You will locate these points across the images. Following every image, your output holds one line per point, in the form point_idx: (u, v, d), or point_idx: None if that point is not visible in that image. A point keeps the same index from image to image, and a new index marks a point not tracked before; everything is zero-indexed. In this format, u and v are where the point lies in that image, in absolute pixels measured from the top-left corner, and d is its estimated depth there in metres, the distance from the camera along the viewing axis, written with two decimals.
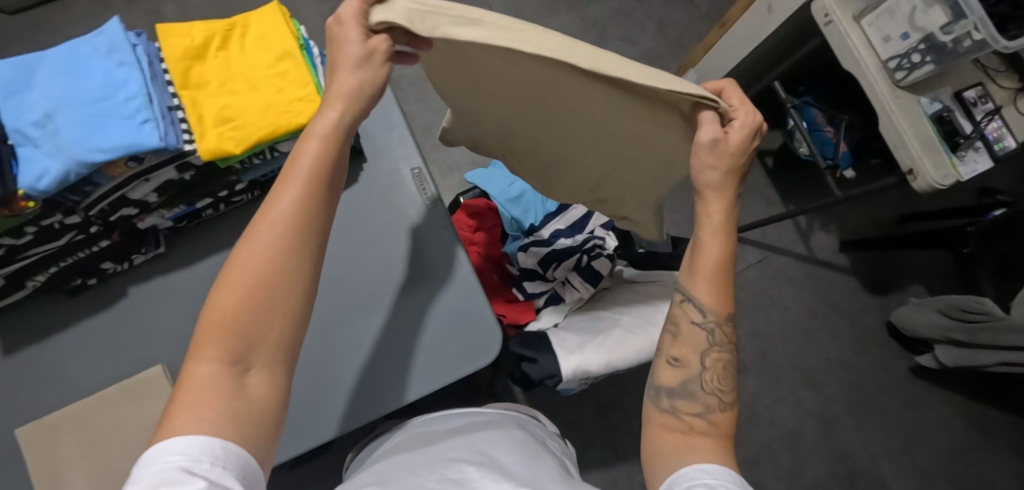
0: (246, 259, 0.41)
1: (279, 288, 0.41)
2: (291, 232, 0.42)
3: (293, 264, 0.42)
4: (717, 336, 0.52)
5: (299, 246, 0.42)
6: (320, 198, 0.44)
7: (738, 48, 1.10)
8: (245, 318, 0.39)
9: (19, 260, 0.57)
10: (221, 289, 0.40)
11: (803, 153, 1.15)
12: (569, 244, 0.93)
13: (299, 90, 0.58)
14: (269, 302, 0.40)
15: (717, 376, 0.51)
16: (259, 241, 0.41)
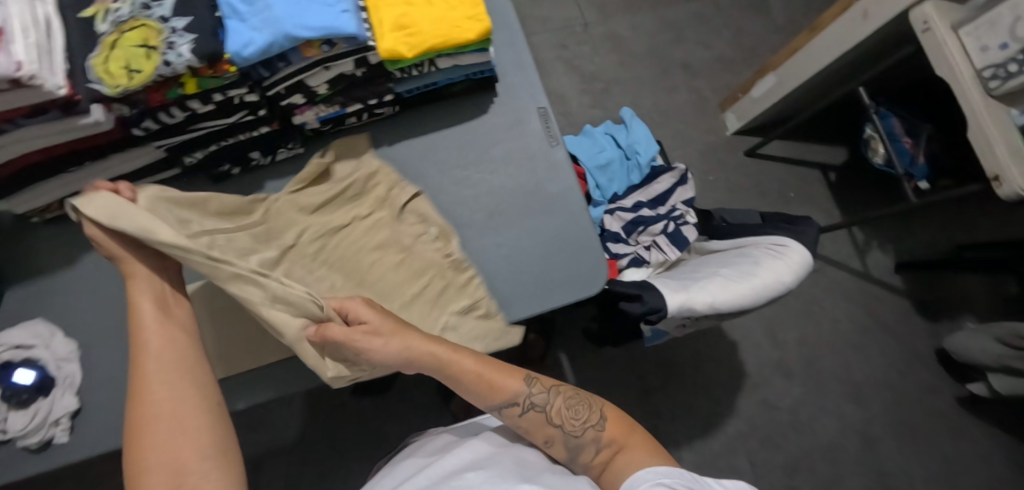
0: (143, 414, 0.43)
1: (175, 422, 0.43)
2: (160, 371, 0.45)
3: (180, 384, 0.45)
4: (540, 394, 0.57)
5: (176, 373, 0.46)
6: (170, 334, 0.48)
7: (825, 52, 1.14)
8: (157, 455, 0.42)
9: (188, 133, 0.61)
10: (136, 454, 0.42)
11: (879, 161, 1.18)
12: (652, 214, 0.98)
13: (469, 9, 0.62)
14: (174, 422, 0.43)
15: (563, 410, 0.57)
16: (143, 391, 0.44)
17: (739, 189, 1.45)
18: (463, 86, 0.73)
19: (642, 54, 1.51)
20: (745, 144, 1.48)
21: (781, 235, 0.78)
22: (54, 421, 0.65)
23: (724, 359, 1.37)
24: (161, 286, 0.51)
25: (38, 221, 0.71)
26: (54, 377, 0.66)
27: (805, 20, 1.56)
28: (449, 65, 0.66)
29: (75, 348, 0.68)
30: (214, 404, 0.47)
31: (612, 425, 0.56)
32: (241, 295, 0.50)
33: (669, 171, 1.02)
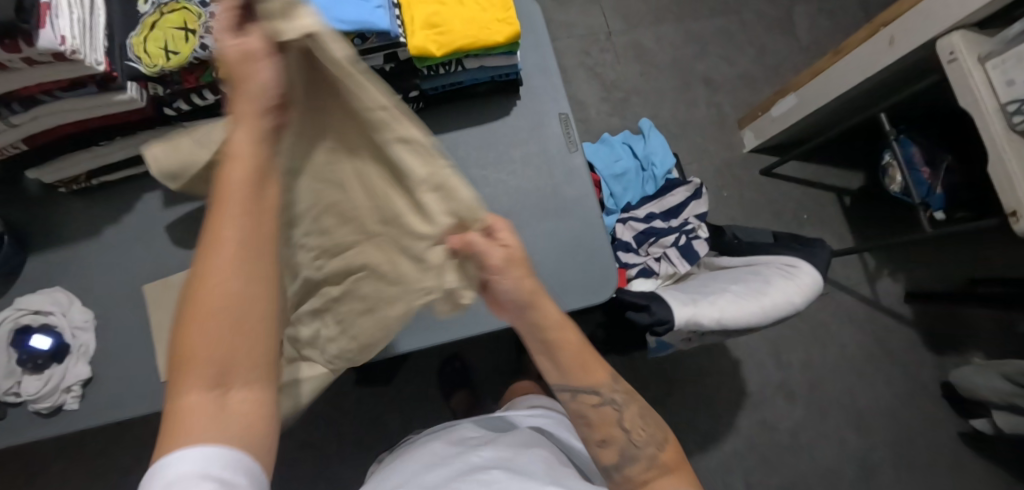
0: (196, 285, 0.32)
1: (232, 311, 0.32)
2: (235, 240, 0.33)
3: (255, 260, 0.33)
4: (622, 404, 0.54)
5: (249, 241, 0.34)
6: (257, 179, 0.35)
7: (848, 77, 1.14)
8: (206, 348, 0.31)
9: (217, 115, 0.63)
10: (182, 328, 0.32)
11: (896, 189, 1.17)
12: (664, 226, 0.97)
13: (500, 12, 0.63)
14: (240, 308, 0.32)
15: (636, 417, 0.55)
16: (210, 257, 0.32)
17: (753, 207, 1.45)
18: (487, 87, 0.74)
19: (664, 66, 1.51)
20: (761, 162, 1.48)
21: (794, 256, 0.78)
22: (66, 388, 0.66)
23: (727, 376, 1.37)
24: (270, 101, 0.38)
25: (64, 192, 0.72)
26: (69, 345, 0.68)
27: (831, 42, 1.55)
28: (476, 66, 0.67)
29: (91, 318, 0.70)
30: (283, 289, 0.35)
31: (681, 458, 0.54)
32: (409, 162, 0.43)
33: (683, 184, 1.02)
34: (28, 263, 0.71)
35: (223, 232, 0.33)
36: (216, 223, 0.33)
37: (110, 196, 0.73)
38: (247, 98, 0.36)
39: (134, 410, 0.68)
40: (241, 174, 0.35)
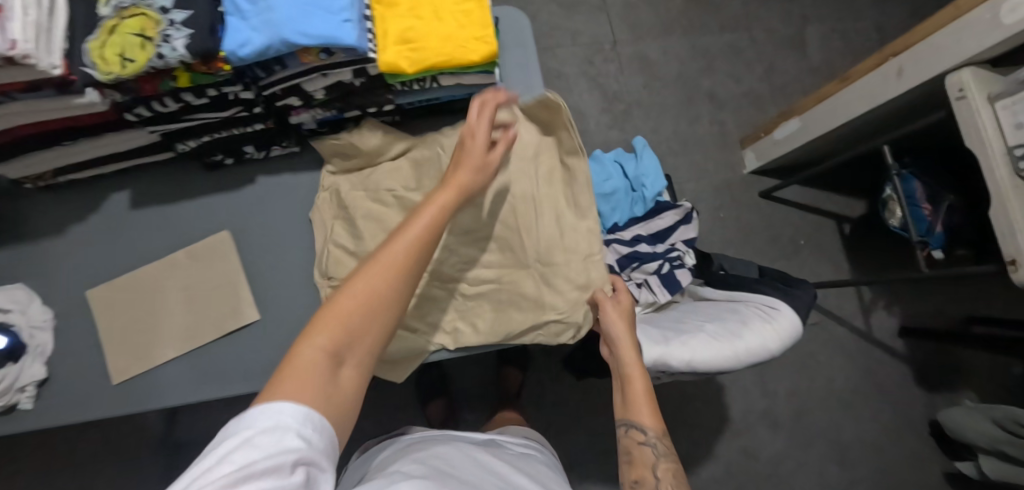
0: (367, 279, 0.41)
1: (382, 311, 0.41)
2: (408, 261, 0.44)
3: (404, 278, 0.43)
4: (657, 447, 0.58)
5: (414, 272, 0.44)
6: (439, 235, 0.48)
7: (854, 105, 1.10)
8: (354, 322, 0.40)
9: (182, 122, 0.61)
10: (341, 296, 0.40)
11: (895, 223, 1.13)
12: (648, 250, 0.94)
13: (478, 30, 0.60)
14: (382, 309, 0.41)
15: (671, 478, 0.57)
16: (387, 266, 0.42)
17: (750, 230, 1.41)
18: (465, 104, 0.72)
19: (668, 79, 1.47)
20: (762, 184, 1.44)
21: (773, 296, 0.76)
22: (20, 388, 0.65)
23: (710, 400, 1.35)
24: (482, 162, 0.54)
25: (32, 188, 0.71)
26: (25, 344, 0.66)
27: (843, 63, 1.50)
28: (452, 83, 0.64)
29: (50, 317, 0.69)
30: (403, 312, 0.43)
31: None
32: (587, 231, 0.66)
33: (673, 208, 1.00)
34: None
35: (399, 248, 0.44)
36: (398, 246, 0.44)
37: (79, 194, 0.72)
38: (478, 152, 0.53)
39: (91, 414, 0.67)
40: (428, 222, 0.47)
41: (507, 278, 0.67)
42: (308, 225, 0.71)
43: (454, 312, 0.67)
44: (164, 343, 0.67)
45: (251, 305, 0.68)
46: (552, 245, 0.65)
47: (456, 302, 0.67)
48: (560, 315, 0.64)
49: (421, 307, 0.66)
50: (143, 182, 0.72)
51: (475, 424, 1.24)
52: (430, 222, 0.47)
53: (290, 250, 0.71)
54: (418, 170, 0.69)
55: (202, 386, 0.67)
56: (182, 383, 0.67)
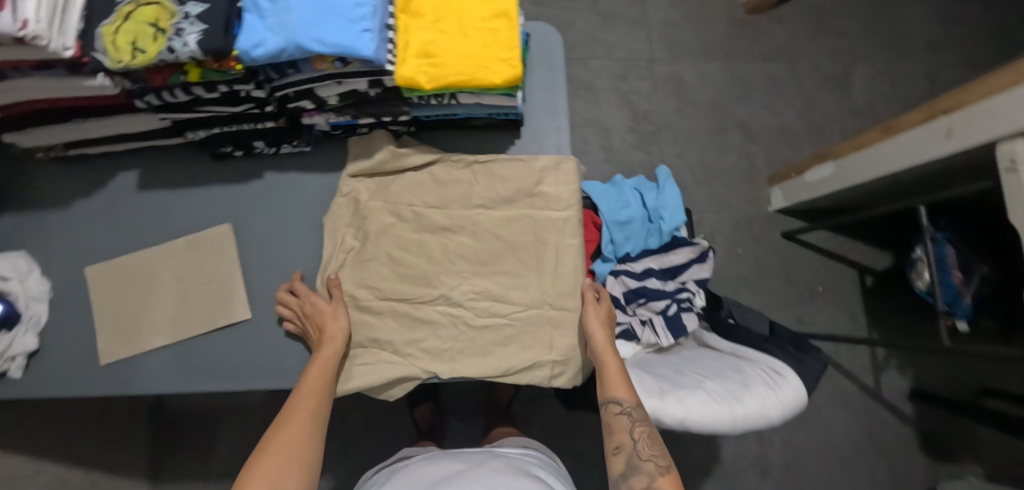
0: (277, 440, 0.54)
1: (293, 461, 0.53)
2: (316, 407, 0.57)
3: (315, 417, 0.57)
4: (636, 414, 0.59)
5: (311, 420, 0.56)
6: (327, 382, 0.59)
7: (894, 159, 1.04)
8: (270, 474, 0.51)
9: (193, 112, 0.60)
10: (257, 460, 0.52)
11: (921, 287, 1.08)
12: (657, 287, 0.90)
13: (504, 51, 0.57)
14: (302, 445, 0.54)
15: (646, 435, 0.58)
16: (289, 426, 0.55)
17: (766, 270, 1.37)
18: (483, 122, 0.69)
19: (701, 105, 1.42)
20: (785, 225, 1.39)
21: (782, 361, 0.73)
22: (10, 357, 0.65)
23: (702, 439, 1.31)
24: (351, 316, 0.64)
25: (45, 158, 0.71)
26: (20, 313, 0.66)
27: (889, 109, 1.43)
28: (472, 102, 0.62)
29: (48, 288, 0.69)
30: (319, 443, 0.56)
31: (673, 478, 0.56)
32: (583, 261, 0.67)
33: (688, 245, 0.96)
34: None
35: (305, 398, 0.56)
36: (296, 405, 0.56)
37: (89, 169, 0.72)
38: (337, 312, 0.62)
39: (74, 391, 0.67)
40: (313, 377, 0.58)
41: (505, 311, 0.65)
42: (309, 228, 0.70)
43: (445, 339, 0.64)
44: (154, 331, 0.67)
45: (243, 304, 0.67)
46: (563, 289, 0.65)
47: (448, 329, 0.64)
48: (557, 356, 0.64)
49: (411, 327, 0.64)
50: (151, 164, 0.71)
51: (460, 432, 1.23)
52: (316, 375, 0.58)
53: (289, 251, 0.69)
54: (441, 190, 0.67)
55: (184, 378, 0.66)
56: (167, 373, 0.67)
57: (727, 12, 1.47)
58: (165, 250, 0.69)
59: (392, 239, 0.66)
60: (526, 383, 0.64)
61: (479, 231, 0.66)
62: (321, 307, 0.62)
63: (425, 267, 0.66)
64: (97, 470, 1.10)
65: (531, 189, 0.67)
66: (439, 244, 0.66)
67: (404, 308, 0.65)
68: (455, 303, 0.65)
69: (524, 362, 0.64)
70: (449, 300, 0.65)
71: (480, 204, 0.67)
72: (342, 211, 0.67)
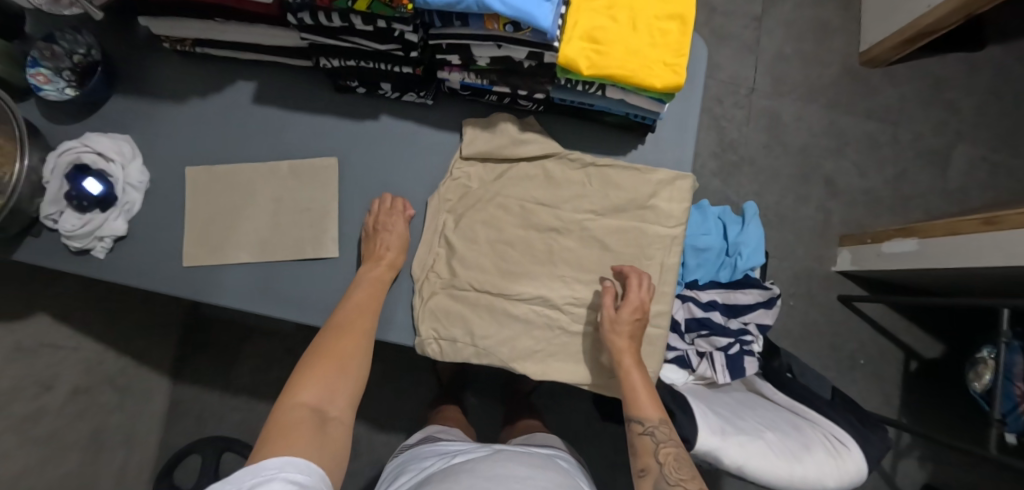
0: (335, 351, 0.58)
1: (347, 374, 0.58)
2: (368, 326, 0.61)
3: (367, 333, 0.61)
4: (663, 435, 0.61)
5: (365, 335, 0.60)
6: (379, 302, 0.63)
7: (986, 255, 0.98)
8: (325, 381, 0.56)
9: (336, 39, 0.58)
10: (313, 365, 0.57)
11: (978, 389, 1.05)
12: (722, 323, 0.87)
13: (670, 55, 0.55)
14: (354, 359, 0.59)
15: (672, 456, 0.60)
16: (345, 338, 0.59)
17: (811, 326, 1.34)
18: (614, 119, 0.67)
19: (792, 146, 1.38)
20: (844, 288, 1.35)
21: (847, 432, 0.71)
22: (100, 237, 0.67)
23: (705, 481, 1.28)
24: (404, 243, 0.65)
25: (169, 50, 0.71)
26: (117, 197, 0.67)
27: (984, 197, 1.35)
28: (616, 96, 0.60)
29: (146, 180, 0.69)
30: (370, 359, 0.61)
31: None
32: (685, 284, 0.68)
33: (759, 288, 0.93)
34: (111, 101, 0.71)
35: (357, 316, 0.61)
36: (350, 320, 0.61)
37: (210, 70, 0.71)
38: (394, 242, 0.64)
39: (151, 282, 0.68)
40: (370, 296, 0.63)
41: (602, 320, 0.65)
42: (412, 181, 0.68)
43: (538, 340, 0.64)
44: (241, 246, 0.67)
45: (334, 243, 0.67)
46: (662, 308, 0.67)
47: (541, 330, 0.64)
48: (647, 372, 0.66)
49: (500, 319, 0.64)
50: (271, 80, 0.70)
51: (475, 409, 1.24)
52: (372, 294, 0.63)
53: None
54: (555, 181, 0.66)
55: (259, 298, 0.67)
56: (245, 290, 0.67)
57: (841, 59, 1.41)
58: (264, 169, 0.68)
59: (491, 229, 0.65)
60: (611, 395, 0.66)
61: (586, 236, 0.66)
62: (387, 238, 0.64)
63: (527, 265, 0.65)
64: (127, 356, 1.13)
65: (644, 201, 0.66)
66: (545, 241, 0.66)
67: (499, 303, 0.64)
68: (553, 306, 0.65)
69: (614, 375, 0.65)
70: (549, 302, 0.64)
71: (589, 211, 0.66)
72: (449, 194, 0.66)
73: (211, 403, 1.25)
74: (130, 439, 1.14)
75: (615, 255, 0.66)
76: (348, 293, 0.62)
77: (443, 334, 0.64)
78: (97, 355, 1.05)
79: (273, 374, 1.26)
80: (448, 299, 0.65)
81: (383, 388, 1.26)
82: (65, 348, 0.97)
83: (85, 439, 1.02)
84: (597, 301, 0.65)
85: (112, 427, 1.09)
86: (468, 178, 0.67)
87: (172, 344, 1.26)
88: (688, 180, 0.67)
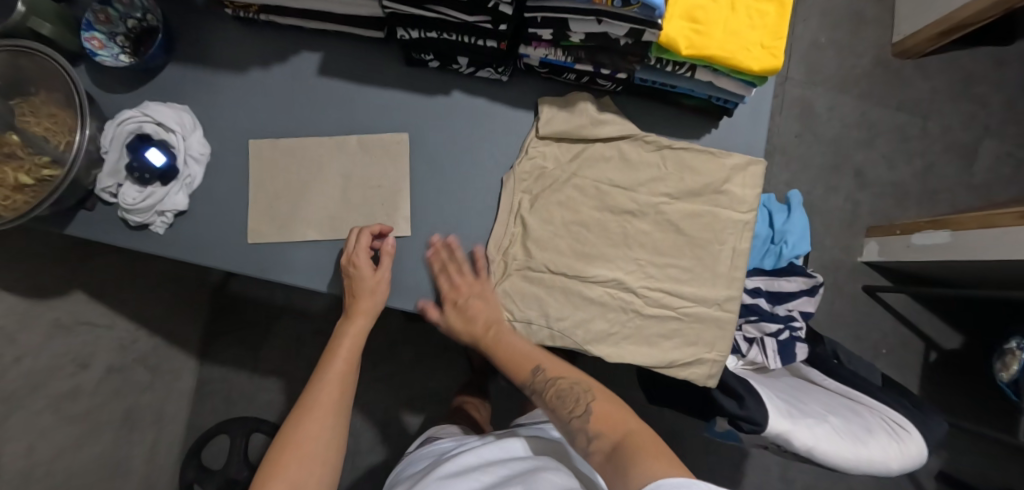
0: (304, 431, 0.59)
1: (317, 455, 0.59)
2: (339, 398, 0.63)
3: (340, 404, 0.63)
4: (544, 381, 0.65)
5: (333, 410, 0.62)
6: (350, 366, 0.65)
7: (1015, 250, 0.99)
8: (292, 470, 0.57)
9: (423, 9, 0.56)
10: (280, 452, 0.58)
11: (1005, 379, 1.08)
12: (769, 309, 0.89)
13: (769, 38, 0.54)
14: (323, 434, 0.60)
15: (558, 392, 0.64)
16: (313, 416, 0.60)
17: (835, 314, 1.36)
18: (693, 102, 0.66)
19: (823, 137, 1.38)
20: (869, 279, 1.37)
21: (905, 417, 0.73)
22: (161, 211, 0.65)
23: (728, 464, 1.31)
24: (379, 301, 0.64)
25: (230, 16, 0.68)
26: (178, 171, 0.65)
27: (1009, 192, 1.37)
28: (704, 78, 0.59)
29: (207, 152, 0.67)
30: (344, 435, 0.63)
31: (597, 420, 0.61)
32: None
33: (805, 275, 0.91)
34: (167, 69, 0.68)
35: (327, 389, 0.63)
36: (321, 395, 0.62)
37: (273, 38, 0.69)
38: (369, 302, 0.63)
39: (213, 258, 0.66)
40: (340, 363, 0.65)
41: (675, 304, 0.65)
42: (484, 160, 0.67)
43: (612, 322, 0.64)
44: (309, 223, 0.65)
45: (405, 221, 0.65)
46: (735, 293, 0.65)
47: (615, 312, 0.64)
48: (717, 356, 0.65)
49: (577, 305, 0.64)
50: (337, 52, 0.68)
51: (506, 392, 1.24)
52: (343, 359, 0.65)
53: (459, 181, 0.67)
54: (631, 163, 0.65)
55: (328, 278, 0.66)
56: (313, 270, 0.66)
57: (875, 50, 1.41)
58: (331, 145, 0.66)
59: (567, 210, 0.65)
60: (682, 378, 0.66)
61: (661, 219, 0.65)
62: (358, 290, 0.62)
63: (603, 248, 0.65)
64: (158, 335, 1.10)
65: (719, 186, 0.65)
66: (620, 224, 0.65)
67: (575, 285, 0.64)
68: (628, 289, 0.64)
69: (686, 357, 0.65)
70: (625, 286, 0.64)
71: (665, 194, 0.65)
72: (526, 174, 0.65)
73: (240, 383, 1.25)
74: (160, 418, 1.13)
75: (689, 240, 0.66)
76: (319, 365, 0.64)
77: (518, 316, 0.63)
78: (130, 334, 1.03)
79: (303, 354, 1.25)
80: (519, 283, 0.64)
81: (414, 370, 1.25)
82: (101, 327, 0.95)
83: (118, 418, 1.00)
84: (672, 286, 0.65)
85: (143, 407, 1.07)
86: (545, 157, 0.66)
87: (200, 322, 1.24)
88: (761, 165, 0.66)
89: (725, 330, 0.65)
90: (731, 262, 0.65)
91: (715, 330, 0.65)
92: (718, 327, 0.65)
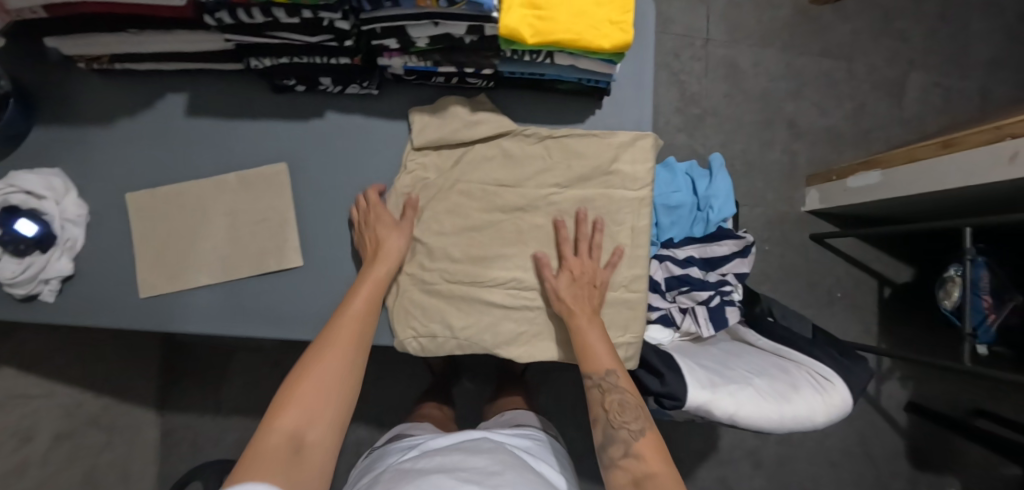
0: (318, 369, 0.54)
1: (334, 389, 0.54)
2: (358, 336, 0.57)
3: (358, 343, 0.57)
4: (611, 383, 0.59)
5: (355, 346, 0.56)
6: (376, 304, 0.59)
7: (945, 179, 0.98)
8: (308, 403, 0.52)
9: (262, 37, 0.54)
10: (293, 387, 0.53)
11: (949, 305, 1.08)
12: (700, 277, 0.88)
13: (616, 13, 0.54)
14: (341, 369, 0.55)
15: (614, 403, 0.58)
16: (331, 351, 0.55)
17: (787, 266, 1.37)
18: (568, 87, 0.66)
19: (752, 93, 1.38)
20: (815, 227, 1.38)
21: (829, 367, 0.74)
22: (44, 280, 0.63)
23: (700, 431, 1.32)
24: (402, 241, 0.61)
25: (87, 69, 0.66)
26: (56, 236, 0.63)
27: (938, 122, 1.39)
28: (566, 62, 0.58)
29: (85, 214, 0.65)
30: (360, 379, 0.57)
31: (646, 447, 0.55)
32: None
33: (735, 238, 0.90)
34: (33, 134, 0.66)
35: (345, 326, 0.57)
36: (341, 330, 0.57)
37: (136, 86, 0.67)
38: (392, 244, 0.60)
39: (110, 318, 0.65)
40: (360, 303, 0.58)
41: None
42: (372, 178, 0.66)
43: (520, 322, 0.64)
44: (201, 267, 0.64)
45: (296, 251, 0.64)
46: (639, 272, 0.65)
47: (521, 311, 0.64)
48: (631, 338, 0.65)
49: (480, 311, 0.63)
50: (204, 89, 0.66)
51: (471, 393, 1.24)
52: (362, 299, 0.58)
53: (349, 202, 0.66)
54: (513, 160, 0.64)
55: (232, 320, 0.64)
56: (215, 313, 0.65)
57: None
58: (209, 185, 0.64)
59: (457, 216, 0.64)
60: None
61: (554, 211, 0.65)
62: (386, 233, 0.61)
63: (499, 248, 0.64)
64: (108, 395, 1.09)
65: (606, 168, 0.64)
66: (512, 222, 0.64)
67: (475, 292, 0.63)
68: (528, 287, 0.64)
69: None
70: (526, 284, 0.64)
71: (553, 185, 0.64)
72: (409, 188, 0.64)
73: (203, 428, 1.23)
74: (125, 475, 1.12)
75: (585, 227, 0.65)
76: (338, 304, 0.58)
77: (422, 333, 0.63)
78: (74, 399, 1.01)
79: (262, 390, 1.24)
80: (415, 300, 0.63)
81: (376, 388, 1.24)
82: (38, 397, 0.93)
83: (77, 483, 1.00)
84: None
85: (103, 467, 1.06)
86: (427, 167, 0.65)
87: (154, 373, 1.22)
88: (650, 140, 0.65)
89: (634, 311, 0.65)
90: (631, 243, 0.65)
91: (625, 313, 0.65)
92: (627, 309, 0.65)
